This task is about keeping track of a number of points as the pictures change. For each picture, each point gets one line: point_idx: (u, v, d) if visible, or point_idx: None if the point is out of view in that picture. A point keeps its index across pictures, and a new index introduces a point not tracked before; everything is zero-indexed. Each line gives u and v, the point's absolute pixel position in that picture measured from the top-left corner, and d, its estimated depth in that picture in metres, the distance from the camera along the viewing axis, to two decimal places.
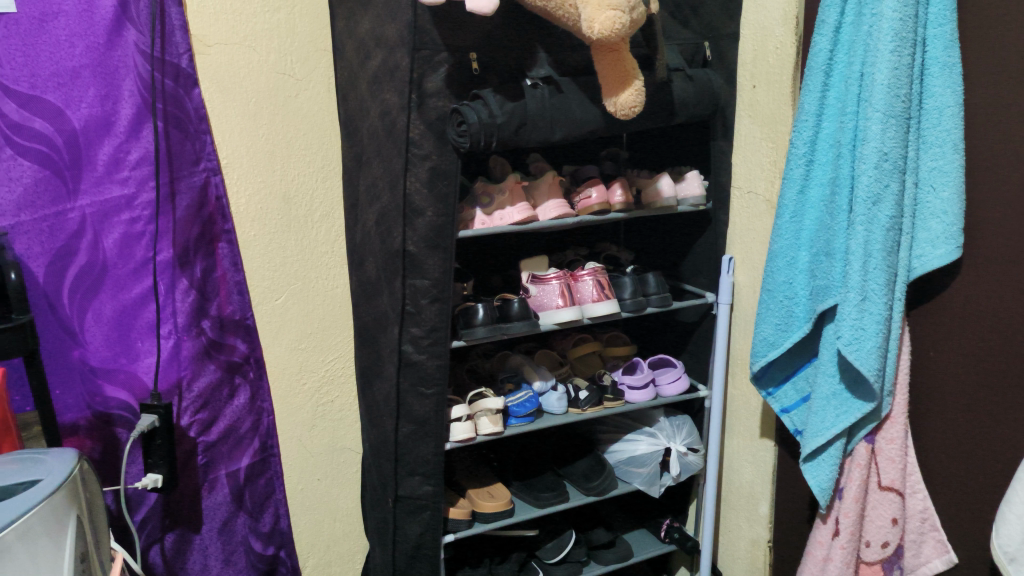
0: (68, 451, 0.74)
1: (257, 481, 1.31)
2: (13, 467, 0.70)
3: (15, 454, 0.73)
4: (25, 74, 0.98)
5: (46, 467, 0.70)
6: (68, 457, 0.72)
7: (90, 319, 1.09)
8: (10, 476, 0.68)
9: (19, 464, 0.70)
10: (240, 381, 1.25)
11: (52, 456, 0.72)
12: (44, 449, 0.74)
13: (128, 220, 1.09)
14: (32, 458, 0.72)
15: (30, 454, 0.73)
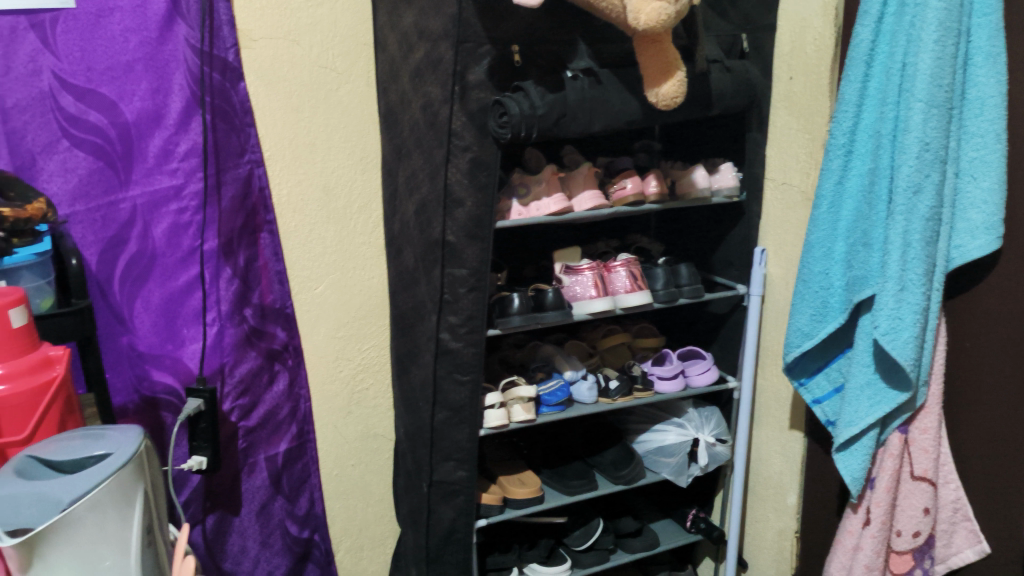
0: (134, 428, 0.77)
1: (294, 466, 1.35)
2: (84, 440, 0.73)
3: (85, 429, 0.76)
4: (81, 68, 1.01)
5: (116, 441, 0.73)
6: (133, 434, 0.75)
7: (139, 306, 1.13)
8: (82, 448, 0.71)
9: (88, 438, 0.73)
10: (279, 368, 1.28)
11: (120, 432, 0.75)
12: (113, 425, 0.77)
13: (177, 210, 1.12)
14: (100, 433, 0.75)
15: (100, 429, 0.76)
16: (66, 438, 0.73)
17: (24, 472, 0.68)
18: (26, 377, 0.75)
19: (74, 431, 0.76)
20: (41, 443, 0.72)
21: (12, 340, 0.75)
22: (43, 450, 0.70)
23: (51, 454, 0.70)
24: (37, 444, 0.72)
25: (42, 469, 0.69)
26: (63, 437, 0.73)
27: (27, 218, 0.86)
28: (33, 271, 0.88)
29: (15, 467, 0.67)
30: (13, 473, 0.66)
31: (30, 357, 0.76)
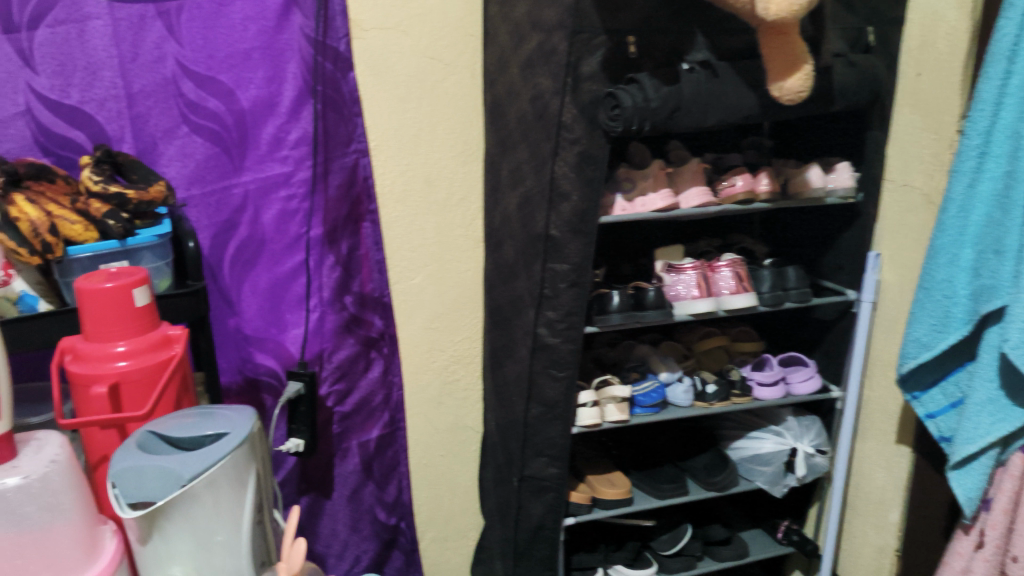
0: (247, 409, 0.78)
1: (385, 453, 1.36)
2: (200, 419, 0.74)
3: (199, 408, 0.78)
4: (203, 56, 1.04)
5: (230, 421, 0.74)
6: (247, 415, 0.76)
7: (247, 290, 1.16)
8: (198, 426, 0.73)
9: (203, 417, 0.75)
10: (375, 355, 1.29)
11: (234, 412, 0.76)
12: (227, 406, 0.79)
13: (285, 197, 1.14)
14: (214, 412, 0.76)
15: (214, 409, 0.77)
16: (183, 416, 0.75)
17: (145, 447, 0.69)
18: (146, 354, 0.77)
19: (189, 409, 0.77)
20: (160, 419, 0.74)
21: (134, 318, 0.77)
22: (162, 426, 0.72)
23: (169, 430, 0.71)
24: (156, 420, 0.74)
25: (161, 445, 0.71)
26: (179, 414, 0.75)
27: (149, 200, 0.88)
28: (154, 253, 0.90)
29: (136, 442, 0.69)
30: (134, 447, 0.68)
31: (150, 335, 0.78)
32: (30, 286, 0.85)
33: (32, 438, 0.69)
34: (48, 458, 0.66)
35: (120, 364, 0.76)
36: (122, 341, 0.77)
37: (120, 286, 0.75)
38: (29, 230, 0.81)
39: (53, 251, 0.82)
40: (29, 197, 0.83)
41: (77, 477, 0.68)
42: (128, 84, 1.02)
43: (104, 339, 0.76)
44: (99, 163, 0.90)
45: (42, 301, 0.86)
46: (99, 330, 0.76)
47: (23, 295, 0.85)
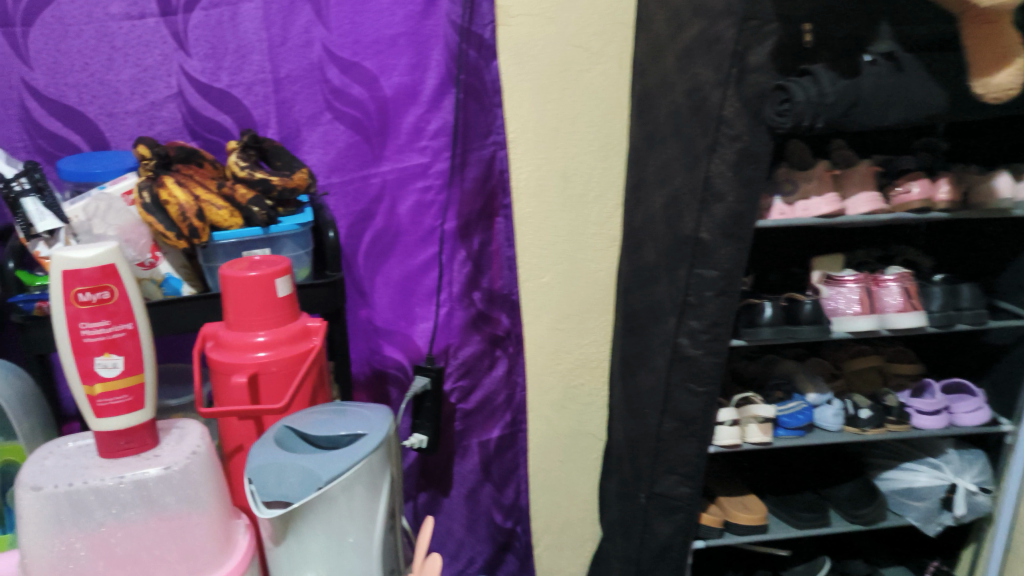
0: (382, 409, 0.74)
1: (504, 455, 1.28)
2: (336, 417, 0.71)
3: (335, 405, 0.75)
4: (349, 41, 1.02)
5: (367, 422, 0.70)
6: (383, 415, 0.72)
7: (380, 281, 1.15)
8: (334, 424, 0.69)
9: (338, 415, 0.71)
10: (500, 354, 1.23)
11: (369, 412, 0.73)
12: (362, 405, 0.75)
13: (422, 188, 1.11)
14: (350, 411, 0.73)
15: (350, 406, 0.74)
16: (318, 412, 0.72)
17: (282, 444, 0.67)
18: (285, 346, 0.76)
19: (325, 405, 0.74)
20: (297, 415, 0.71)
21: (275, 308, 0.75)
22: (299, 422, 0.69)
23: (306, 427, 0.69)
24: (293, 415, 0.71)
25: (298, 443, 0.68)
26: (315, 410, 0.72)
27: (292, 187, 0.86)
28: (294, 242, 0.88)
29: (274, 438, 0.67)
30: (272, 443, 0.66)
31: (290, 326, 0.76)
32: (175, 268, 0.86)
33: (174, 427, 0.68)
34: (190, 447, 0.64)
35: (259, 355, 0.74)
36: (263, 331, 0.75)
37: (263, 275, 0.74)
38: (177, 214, 0.81)
39: (199, 236, 0.81)
40: (178, 180, 0.83)
41: (216, 468, 0.66)
42: (275, 69, 1.02)
43: (245, 328, 0.75)
44: (246, 148, 0.90)
45: (186, 284, 0.87)
46: (242, 319, 0.75)
47: (168, 277, 0.85)
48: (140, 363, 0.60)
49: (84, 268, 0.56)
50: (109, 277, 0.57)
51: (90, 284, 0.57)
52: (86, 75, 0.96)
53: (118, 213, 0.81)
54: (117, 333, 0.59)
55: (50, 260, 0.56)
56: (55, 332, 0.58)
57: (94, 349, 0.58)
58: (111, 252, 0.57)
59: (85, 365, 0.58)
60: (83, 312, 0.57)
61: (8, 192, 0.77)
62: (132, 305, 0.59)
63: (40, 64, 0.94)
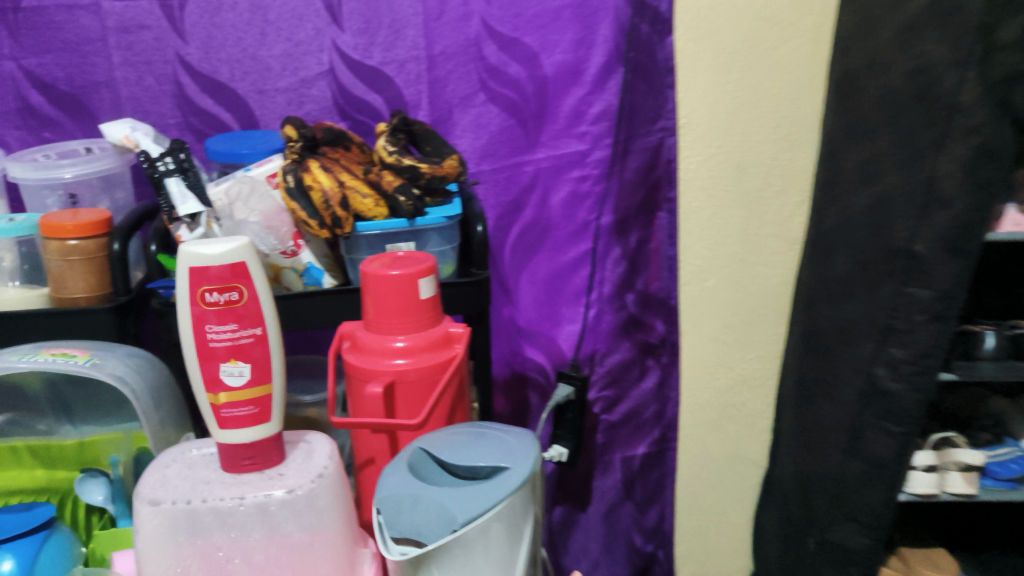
0: (529, 435, 0.65)
1: (651, 474, 1.17)
2: (477, 441, 0.62)
3: (476, 424, 0.66)
4: (510, 15, 0.93)
5: (511, 451, 0.61)
6: (529, 444, 0.62)
7: (526, 278, 1.06)
8: (474, 451, 0.61)
9: (479, 440, 0.63)
10: (651, 364, 1.11)
11: (515, 438, 0.63)
12: (507, 426, 0.66)
13: (577, 177, 0.99)
14: (492, 434, 0.64)
15: (493, 428, 0.65)
16: (458, 433, 0.64)
17: (416, 471, 0.59)
18: (425, 354, 0.68)
19: (465, 424, 0.66)
20: (435, 435, 0.63)
21: (417, 311, 0.68)
22: (436, 445, 0.61)
23: (443, 452, 0.61)
24: (430, 434, 0.63)
25: (433, 469, 0.61)
26: (451, 431, 0.64)
27: (440, 176, 0.79)
28: (440, 235, 0.80)
29: (407, 464, 0.59)
30: (405, 471, 0.58)
31: (432, 332, 0.69)
32: (317, 258, 0.79)
33: (299, 440, 0.62)
34: (315, 464, 0.59)
35: (397, 362, 0.67)
36: (402, 336, 0.68)
37: (406, 274, 0.67)
38: (319, 201, 0.75)
39: (342, 226, 0.75)
40: (323, 165, 0.77)
41: (346, 494, 0.60)
42: (430, 45, 0.96)
43: (385, 331, 0.68)
44: (395, 132, 0.83)
45: (327, 275, 0.80)
46: (382, 321, 0.68)
47: (309, 267, 0.79)
48: (269, 373, 0.54)
49: (211, 266, 0.50)
50: (238, 276, 0.51)
51: (218, 283, 0.51)
52: (239, 50, 0.92)
53: (260, 197, 0.76)
54: (244, 339, 0.53)
55: (178, 255, 0.51)
56: (180, 334, 0.52)
57: (220, 355, 0.52)
58: (242, 249, 0.51)
59: (210, 371, 0.53)
60: (209, 314, 0.51)
61: (153, 173, 0.74)
62: (262, 308, 0.53)
63: (195, 38, 0.90)
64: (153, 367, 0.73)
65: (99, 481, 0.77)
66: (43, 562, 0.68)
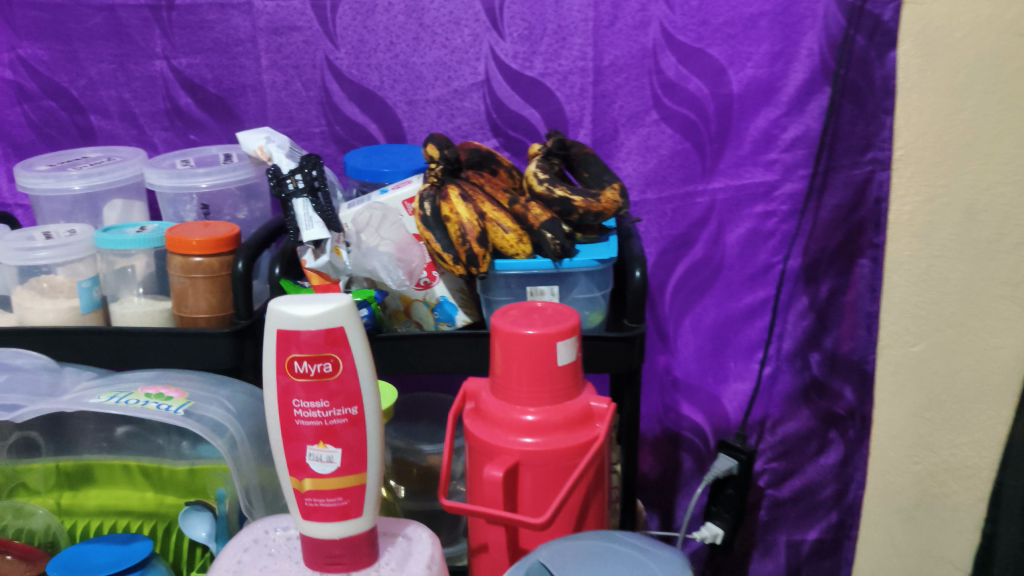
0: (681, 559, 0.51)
1: (821, 562, 0.97)
2: (612, 562, 0.50)
3: (615, 535, 0.53)
4: (696, 22, 0.79)
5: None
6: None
7: (688, 325, 0.90)
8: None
9: (617, 562, 0.50)
10: (834, 437, 0.93)
11: (662, 563, 0.50)
12: (654, 542, 0.53)
13: (762, 213, 0.86)
14: (634, 555, 0.51)
15: (635, 544, 0.52)
16: (589, 548, 0.51)
17: None
18: (559, 434, 0.56)
19: (602, 533, 0.53)
20: (559, 547, 0.51)
21: (551, 380, 0.56)
22: (561, 563, 0.50)
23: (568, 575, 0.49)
24: (555, 545, 0.51)
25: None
26: (584, 542, 0.52)
27: (596, 212, 0.67)
28: (589, 279, 0.68)
29: None
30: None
31: (569, 406, 0.57)
32: (450, 292, 0.69)
33: (401, 534, 0.49)
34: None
35: (524, 441, 0.56)
36: (532, 409, 0.56)
37: (542, 336, 0.55)
38: (456, 235, 0.65)
39: (478, 265, 0.64)
40: (463, 193, 0.67)
41: None
42: (599, 56, 0.81)
43: (511, 400, 0.57)
44: (549, 156, 0.72)
45: (460, 312, 0.70)
46: (510, 384, 0.57)
47: (442, 302, 0.69)
48: (363, 460, 0.44)
49: (302, 331, 0.41)
50: (332, 344, 0.42)
51: (309, 352, 0.42)
52: (391, 56, 0.83)
53: (392, 225, 0.67)
54: (336, 418, 0.43)
55: (267, 314, 0.42)
56: (266, 405, 0.44)
57: (308, 436, 0.43)
58: (338, 312, 0.42)
59: (296, 452, 0.44)
60: (298, 386, 0.43)
61: (281, 192, 0.69)
62: (359, 383, 0.43)
63: (346, 42, 0.82)
64: (255, 416, 0.66)
65: (204, 516, 0.69)
66: None
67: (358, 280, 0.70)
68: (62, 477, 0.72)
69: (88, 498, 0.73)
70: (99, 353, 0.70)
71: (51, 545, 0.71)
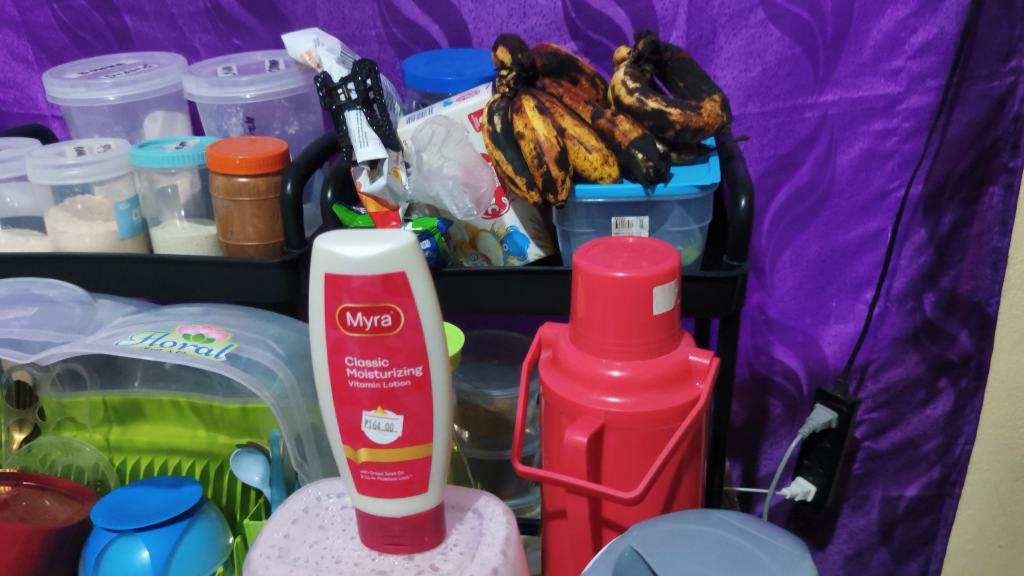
0: (807, 560, 0.43)
1: (918, 520, 0.88)
2: (720, 562, 0.42)
3: (727, 522, 0.45)
4: None
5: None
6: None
7: (788, 258, 0.80)
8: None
9: (726, 562, 0.42)
10: (944, 387, 0.83)
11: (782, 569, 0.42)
12: (775, 533, 0.45)
13: (880, 131, 0.74)
14: (747, 553, 0.43)
15: (749, 537, 0.44)
16: (694, 540, 0.44)
17: None
18: (651, 394, 0.48)
19: (711, 519, 0.45)
20: (658, 534, 0.44)
21: (643, 330, 0.48)
22: (659, 557, 0.43)
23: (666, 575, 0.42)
24: (653, 532, 0.44)
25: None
26: (684, 526, 0.45)
27: (696, 128, 0.57)
28: (684, 210, 0.58)
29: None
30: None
31: (664, 362, 0.49)
32: (523, 222, 0.61)
33: (471, 509, 0.43)
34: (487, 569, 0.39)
35: (609, 400, 0.48)
36: (618, 362, 0.49)
37: (635, 280, 0.46)
38: (531, 155, 0.56)
39: (556, 191, 0.55)
40: (540, 104, 0.57)
41: None
42: None
43: (593, 350, 0.49)
44: (639, 61, 0.61)
45: (533, 245, 0.62)
46: (594, 333, 0.49)
47: (513, 233, 0.61)
48: (428, 429, 0.38)
49: (354, 276, 0.34)
50: (391, 293, 0.35)
51: (363, 302, 0.35)
52: None
53: (457, 144, 0.59)
54: (396, 380, 0.36)
55: (312, 254, 0.35)
56: (314, 362, 0.37)
57: (364, 400, 0.37)
58: (398, 254, 0.34)
59: (350, 417, 0.37)
60: (351, 341, 0.36)
61: (331, 103, 0.59)
62: (423, 340, 0.36)
63: None
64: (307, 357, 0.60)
65: (258, 458, 0.63)
66: (180, 556, 0.56)
67: (419, 207, 0.62)
68: (110, 412, 0.67)
69: (139, 433, 0.67)
70: (141, 282, 0.64)
71: (100, 484, 0.65)
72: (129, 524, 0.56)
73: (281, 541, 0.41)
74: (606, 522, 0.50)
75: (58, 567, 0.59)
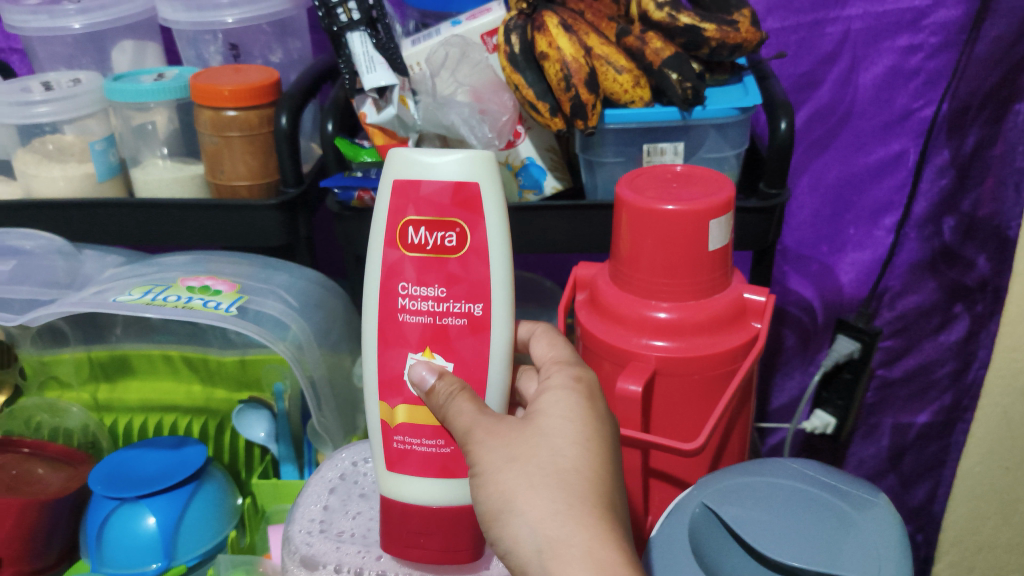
0: (882, 504, 0.45)
1: (928, 446, 0.87)
2: (796, 510, 0.44)
3: (796, 471, 0.47)
4: None
5: (856, 544, 0.42)
6: (885, 533, 0.43)
7: (806, 183, 0.76)
8: (796, 535, 0.42)
9: (805, 513, 0.44)
10: (960, 312, 0.80)
11: (859, 511, 0.44)
12: (843, 478, 0.47)
13: (905, 47, 0.69)
14: (822, 500, 0.45)
15: (824, 485, 0.46)
16: (767, 490, 0.45)
17: (700, 553, 0.43)
18: (701, 337, 0.45)
19: (778, 468, 0.47)
20: (729, 489, 0.45)
21: (696, 269, 0.44)
22: (740, 511, 0.44)
23: (746, 530, 0.43)
24: (723, 487, 0.46)
25: (728, 547, 0.44)
26: (752, 476, 0.46)
27: (733, 45, 0.52)
28: (719, 134, 0.54)
29: (690, 540, 0.43)
30: (693, 563, 0.41)
31: (716, 302, 0.46)
32: (539, 152, 0.57)
33: None
34: None
35: (656, 344, 0.45)
36: (666, 304, 0.45)
37: (692, 212, 0.42)
38: (557, 77, 0.50)
39: (586, 117, 0.50)
40: (564, 21, 0.51)
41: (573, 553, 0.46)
42: None
43: (642, 292, 0.46)
44: None
45: (550, 176, 0.57)
46: (639, 270, 0.45)
47: (528, 164, 0.57)
48: (476, 376, 0.42)
49: (425, 184, 0.40)
50: (458, 208, 0.40)
51: (429, 214, 0.40)
52: None
53: (473, 68, 0.53)
54: (450, 317, 0.41)
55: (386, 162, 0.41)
56: (369, 296, 0.43)
57: (415, 337, 0.42)
58: (467, 165, 0.40)
59: (399, 359, 0.42)
60: (409, 265, 0.41)
61: (331, 24, 0.53)
62: (485, 270, 0.41)
63: None
64: (319, 308, 0.57)
65: (262, 414, 0.59)
66: (188, 524, 0.52)
67: (428, 138, 0.57)
68: (96, 368, 0.62)
69: (128, 391, 0.63)
70: (124, 230, 0.58)
71: (92, 447, 0.60)
72: (133, 491, 0.52)
73: (323, 514, 0.46)
74: (654, 472, 0.49)
75: (56, 543, 0.55)
